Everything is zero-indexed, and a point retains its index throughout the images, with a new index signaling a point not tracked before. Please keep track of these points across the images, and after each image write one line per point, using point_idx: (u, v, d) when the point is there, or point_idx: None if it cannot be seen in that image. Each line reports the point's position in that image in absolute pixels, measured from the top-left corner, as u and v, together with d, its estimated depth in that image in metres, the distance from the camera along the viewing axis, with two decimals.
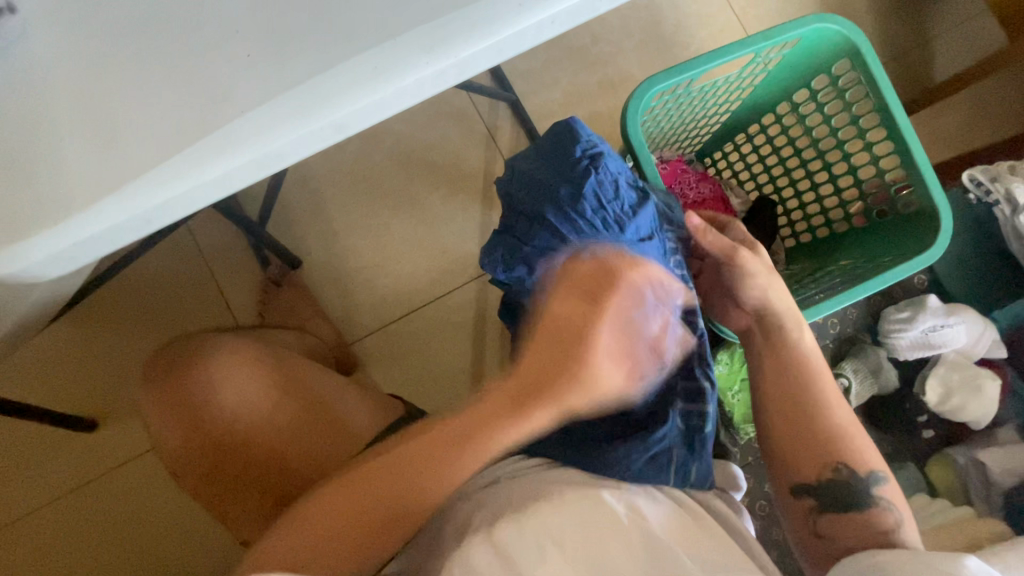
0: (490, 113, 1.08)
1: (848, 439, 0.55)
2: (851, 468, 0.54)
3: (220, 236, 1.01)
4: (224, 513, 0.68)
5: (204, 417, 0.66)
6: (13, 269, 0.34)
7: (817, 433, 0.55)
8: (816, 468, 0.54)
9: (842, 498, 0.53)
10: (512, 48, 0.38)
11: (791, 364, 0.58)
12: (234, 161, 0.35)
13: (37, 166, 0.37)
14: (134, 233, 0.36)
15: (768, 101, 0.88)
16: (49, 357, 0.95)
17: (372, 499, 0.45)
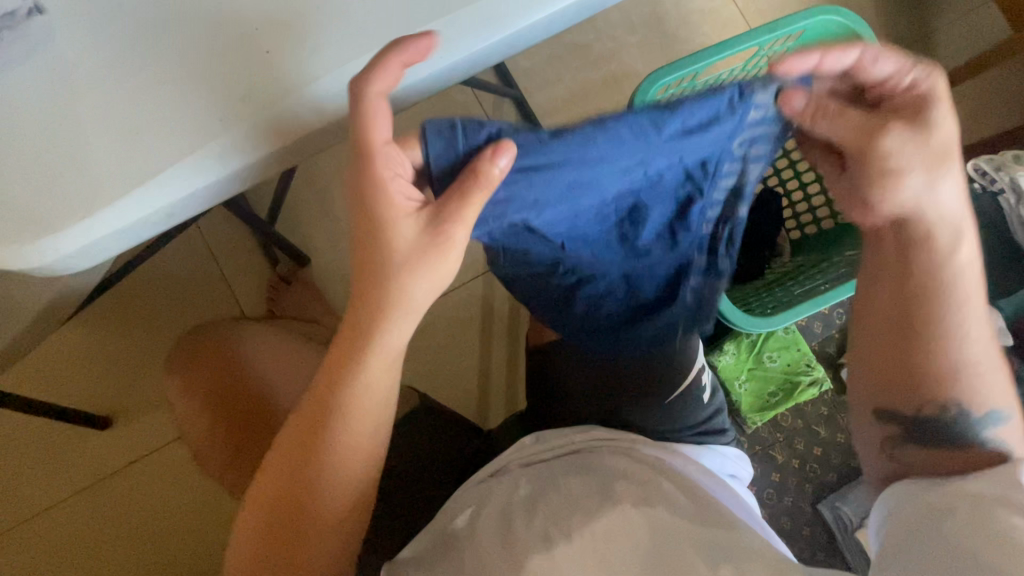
0: (494, 111, 1.09)
1: (971, 370, 0.49)
2: (963, 407, 0.48)
3: (229, 235, 1.02)
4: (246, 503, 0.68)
5: (233, 398, 0.67)
6: (50, 264, 0.37)
7: (931, 363, 0.49)
8: (917, 400, 0.50)
9: (938, 434, 0.49)
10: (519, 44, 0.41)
11: (907, 293, 0.50)
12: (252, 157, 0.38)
13: (61, 162, 0.38)
14: (156, 226, 0.39)
15: None
16: (65, 354, 0.97)
17: (296, 517, 0.47)
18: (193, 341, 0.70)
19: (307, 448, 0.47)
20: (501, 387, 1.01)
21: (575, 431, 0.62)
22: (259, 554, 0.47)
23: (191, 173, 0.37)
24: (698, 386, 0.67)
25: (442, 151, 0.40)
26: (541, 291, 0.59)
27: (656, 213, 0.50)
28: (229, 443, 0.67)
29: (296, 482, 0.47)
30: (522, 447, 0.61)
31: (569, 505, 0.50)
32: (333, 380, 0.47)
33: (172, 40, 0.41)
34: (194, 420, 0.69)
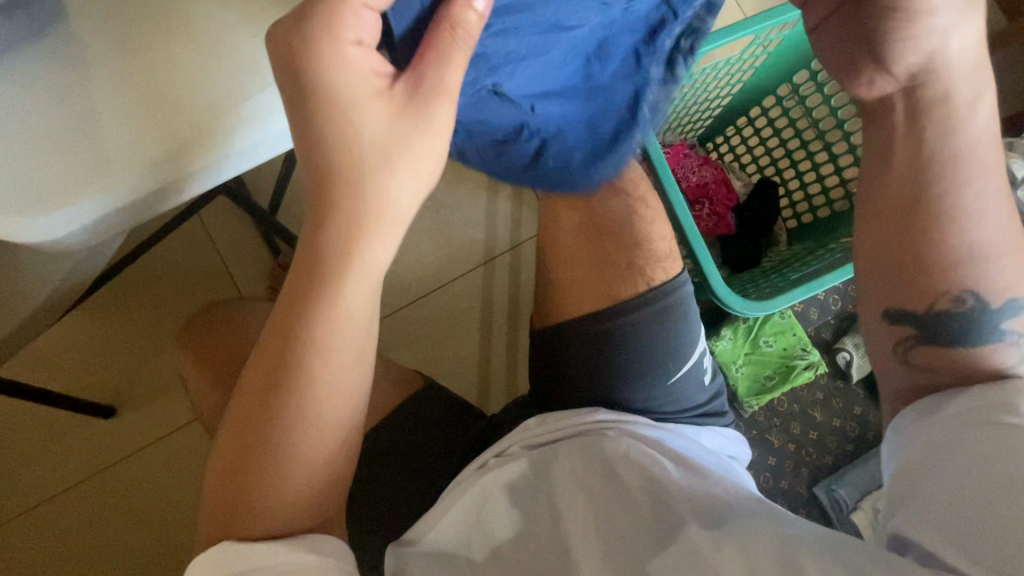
0: None
1: (984, 252, 0.48)
2: (978, 297, 0.48)
3: (232, 225, 1.03)
4: None
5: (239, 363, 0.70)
6: (71, 233, 0.40)
7: (946, 244, 0.48)
8: (932, 291, 0.49)
9: (951, 332, 0.49)
10: None
11: (913, 177, 0.50)
12: (266, 131, 0.42)
13: (59, 138, 0.39)
14: (154, 206, 0.42)
15: (769, 83, 0.91)
16: (69, 343, 0.98)
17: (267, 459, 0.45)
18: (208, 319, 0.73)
19: (275, 382, 0.45)
20: (502, 375, 1.02)
21: (581, 412, 0.61)
22: (218, 495, 0.47)
23: (209, 147, 0.40)
24: (700, 375, 0.68)
25: (405, 7, 0.37)
26: (501, 159, 0.53)
27: (619, 41, 0.46)
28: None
29: (261, 417, 0.46)
30: (526, 429, 0.61)
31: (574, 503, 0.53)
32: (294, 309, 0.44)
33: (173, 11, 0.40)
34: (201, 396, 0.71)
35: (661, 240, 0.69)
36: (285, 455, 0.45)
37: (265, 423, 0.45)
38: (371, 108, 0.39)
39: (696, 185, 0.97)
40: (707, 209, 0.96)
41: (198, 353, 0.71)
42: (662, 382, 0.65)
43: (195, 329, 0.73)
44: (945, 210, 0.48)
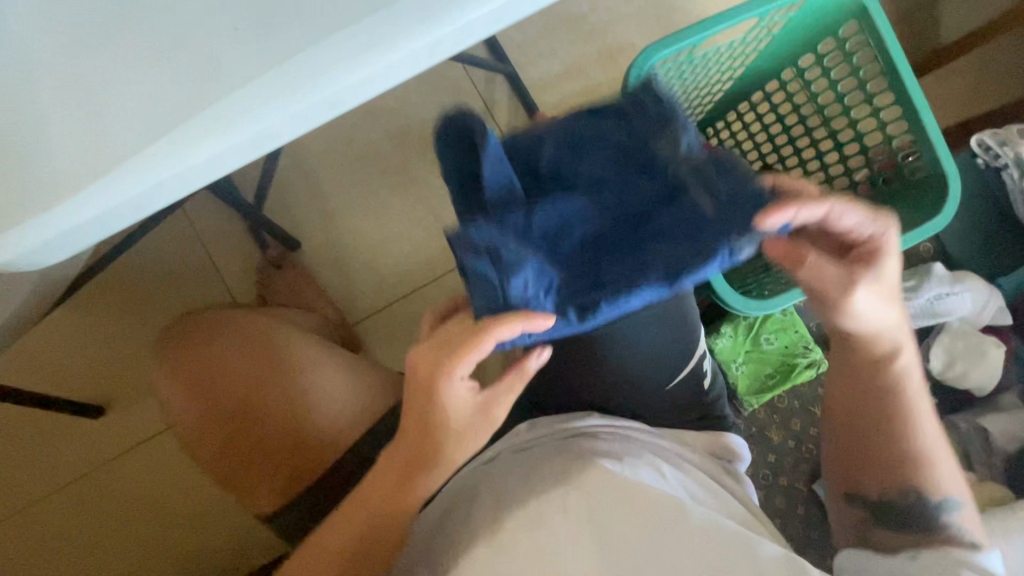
0: (486, 87, 1.08)
1: (933, 460, 0.53)
2: (926, 495, 0.53)
3: (217, 218, 1.00)
4: (239, 489, 0.65)
5: (218, 384, 0.65)
6: (17, 260, 0.35)
7: (894, 456, 0.54)
8: (886, 485, 0.54)
9: (907, 520, 0.53)
10: (511, 16, 0.36)
11: (860, 388, 0.55)
12: (248, 126, 0.34)
13: (29, 148, 0.36)
14: (128, 217, 0.35)
15: (774, 67, 0.86)
16: (54, 341, 0.95)
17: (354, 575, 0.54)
18: (187, 331, 0.69)
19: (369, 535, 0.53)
20: None
21: (574, 418, 0.60)
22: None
23: (158, 165, 0.33)
24: (695, 377, 0.66)
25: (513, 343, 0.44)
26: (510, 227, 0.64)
27: None
28: (222, 432, 0.65)
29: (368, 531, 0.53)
30: (517, 433, 0.60)
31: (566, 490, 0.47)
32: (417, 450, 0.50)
33: (135, 19, 0.37)
34: (182, 408, 0.67)
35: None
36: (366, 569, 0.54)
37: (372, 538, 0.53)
38: (459, 394, 0.47)
39: None
40: None
41: (175, 364, 0.67)
42: (659, 385, 0.63)
43: (175, 335, 0.70)
44: (891, 428, 0.54)
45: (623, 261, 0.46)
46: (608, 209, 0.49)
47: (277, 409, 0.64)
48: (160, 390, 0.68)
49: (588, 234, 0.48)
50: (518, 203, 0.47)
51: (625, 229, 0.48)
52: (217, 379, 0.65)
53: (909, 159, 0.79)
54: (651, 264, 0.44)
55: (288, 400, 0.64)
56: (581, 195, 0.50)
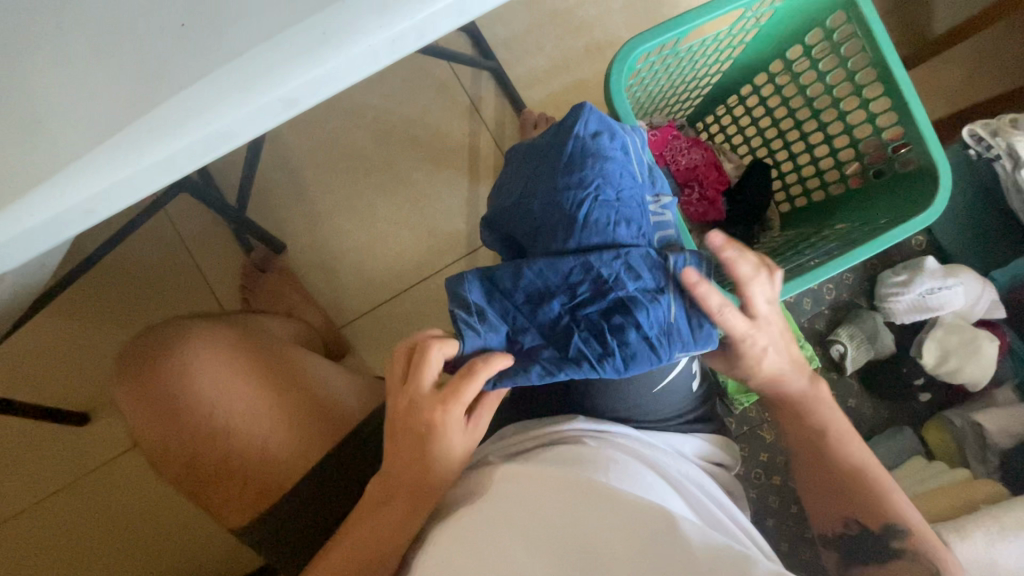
0: (472, 84, 1.07)
1: (882, 495, 0.58)
2: (863, 523, 0.58)
3: (199, 222, 0.98)
4: (208, 507, 0.64)
5: (181, 407, 0.62)
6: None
7: (834, 492, 0.60)
8: (833, 522, 0.61)
9: (863, 551, 0.58)
10: (474, 7, 0.35)
11: (801, 438, 0.62)
12: (200, 125, 0.32)
13: None
14: (77, 223, 0.33)
15: (761, 59, 0.85)
16: (35, 350, 0.93)
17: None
18: (146, 348, 0.65)
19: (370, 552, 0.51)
20: None
21: (559, 422, 0.59)
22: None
23: (106, 167, 0.32)
24: (687, 380, 0.65)
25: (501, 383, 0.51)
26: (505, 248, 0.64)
27: None
28: (188, 451, 0.62)
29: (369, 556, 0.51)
30: (503, 437, 0.61)
31: (540, 501, 0.45)
32: (412, 465, 0.52)
33: (80, 15, 0.35)
34: (146, 428, 0.64)
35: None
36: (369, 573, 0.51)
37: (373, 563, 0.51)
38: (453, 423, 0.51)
39: (685, 168, 0.91)
40: (697, 193, 0.91)
41: (137, 382, 0.64)
42: (649, 389, 0.61)
43: (137, 351, 0.66)
44: (816, 465, 0.61)
45: (595, 336, 0.51)
46: (591, 276, 0.50)
47: (247, 429, 0.63)
48: (121, 412, 0.65)
49: (565, 307, 0.51)
50: (504, 280, 0.51)
51: (600, 306, 0.51)
52: (180, 396, 0.62)
53: (900, 151, 0.76)
54: (613, 349, 0.50)
55: (261, 417, 0.64)
56: (572, 254, 0.51)
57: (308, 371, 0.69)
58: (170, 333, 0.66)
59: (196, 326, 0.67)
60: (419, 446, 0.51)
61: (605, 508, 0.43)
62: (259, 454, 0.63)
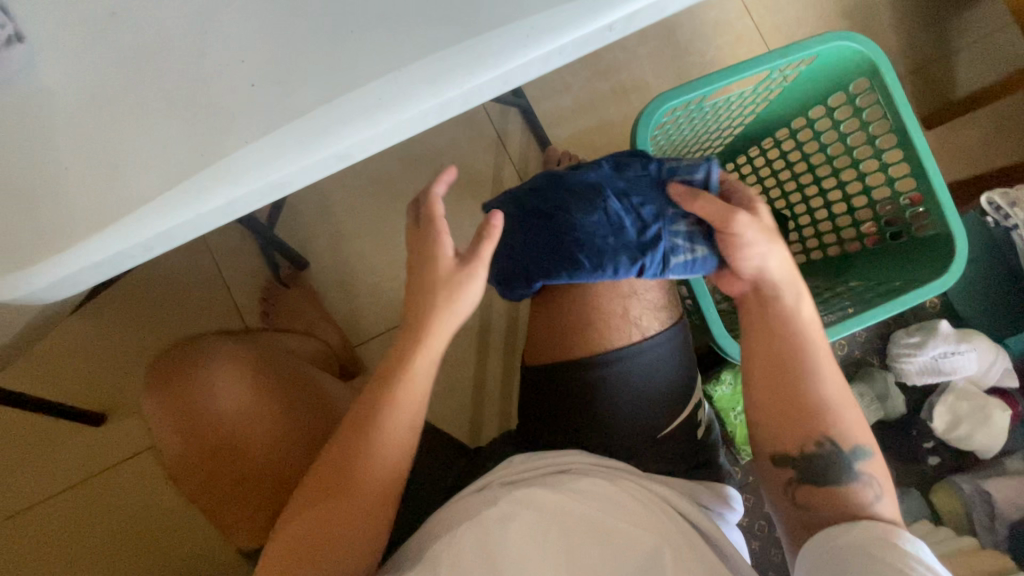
0: (500, 118, 1.10)
1: (840, 416, 0.56)
2: (835, 442, 0.55)
3: (228, 235, 1.02)
4: (221, 520, 0.65)
5: (207, 421, 0.64)
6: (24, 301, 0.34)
7: (806, 408, 0.56)
8: (800, 439, 0.56)
9: (821, 472, 0.55)
10: (517, 78, 0.38)
11: (790, 387, 0.57)
12: (259, 179, 0.35)
13: (42, 190, 0.36)
14: (138, 256, 0.36)
15: (784, 116, 0.87)
16: (56, 349, 0.96)
17: (324, 497, 0.50)
18: (174, 359, 0.68)
19: (347, 469, 0.50)
20: (495, 406, 0.98)
21: (563, 454, 0.61)
22: (304, 513, 0.50)
23: (172, 209, 0.34)
24: (690, 428, 0.66)
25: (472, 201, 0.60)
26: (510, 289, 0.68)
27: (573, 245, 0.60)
28: (207, 464, 0.64)
29: (328, 489, 0.50)
30: (508, 465, 0.60)
31: (527, 516, 0.52)
32: (359, 439, 0.51)
33: (162, 72, 0.38)
34: (168, 437, 0.66)
35: (653, 287, 0.66)
36: (353, 501, 0.50)
37: (334, 504, 0.50)
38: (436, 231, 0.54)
39: None
40: None
41: (162, 396, 0.66)
42: (652, 435, 0.64)
43: (165, 362, 0.68)
44: (796, 385, 0.56)
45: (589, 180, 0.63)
46: None
47: (270, 443, 0.64)
48: (146, 419, 0.67)
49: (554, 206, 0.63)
50: None
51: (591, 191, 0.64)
52: (205, 412, 0.64)
53: (917, 215, 0.78)
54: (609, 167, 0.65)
55: (280, 435, 0.65)
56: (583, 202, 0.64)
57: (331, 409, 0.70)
58: (199, 348, 0.68)
59: (223, 338, 0.70)
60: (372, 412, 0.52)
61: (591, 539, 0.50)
62: (279, 476, 0.64)
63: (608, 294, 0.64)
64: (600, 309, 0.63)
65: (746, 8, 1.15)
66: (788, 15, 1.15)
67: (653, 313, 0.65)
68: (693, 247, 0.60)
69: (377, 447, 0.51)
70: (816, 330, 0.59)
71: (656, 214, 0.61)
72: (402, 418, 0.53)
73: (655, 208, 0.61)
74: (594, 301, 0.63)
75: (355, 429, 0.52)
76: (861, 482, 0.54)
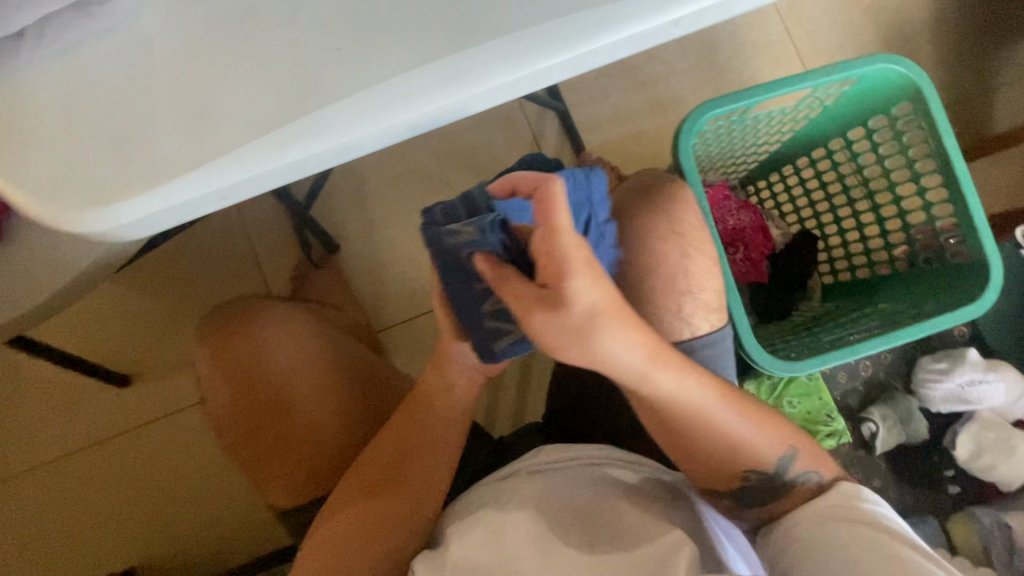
0: (537, 121, 1.12)
1: (749, 445, 0.55)
2: (760, 470, 0.56)
3: (264, 213, 1.04)
4: (258, 478, 0.69)
5: (259, 378, 0.69)
6: (102, 233, 0.36)
7: (715, 458, 0.55)
8: (724, 479, 0.56)
9: (758, 493, 0.56)
10: (585, 65, 0.40)
11: (685, 450, 0.56)
12: (341, 140, 0.37)
13: (131, 127, 0.37)
14: (217, 202, 0.38)
15: (822, 135, 0.88)
16: (94, 309, 0.99)
17: (374, 488, 0.59)
18: (228, 320, 0.72)
19: (403, 464, 0.60)
20: (511, 402, 0.98)
21: (586, 446, 0.59)
22: (361, 500, 0.59)
23: (255, 160, 0.36)
24: None
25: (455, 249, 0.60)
26: None
27: None
28: (254, 421, 0.68)
29: (382, 478, 0.60)
30: (534, 454, 0.59)
31: (553, 516, 0.53)
32: (417, 436, 0.62)
33: (257, 23, 0.39)
34: (219, 391, 0.70)
35: (704, 289, 0.63)
36: (407, 492, 0.59)
37: (388, 488, 0.59)
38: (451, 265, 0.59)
39: (732, 229, 0.92)
40: (742, 254, 0.92)
41: (217, 352, 0.71)
42: None
43: (218, 323, 0.73)
44: (699, 451, 0.56)
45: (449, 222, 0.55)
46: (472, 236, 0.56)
47: (311, 407, 0.68)
48: (199, 374, 0.72)
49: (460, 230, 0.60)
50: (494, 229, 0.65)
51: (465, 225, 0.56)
52: (260, 369, 0.69)
53: (951, 242, 0.78)
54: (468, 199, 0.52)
55: (321, 400, 0.68)
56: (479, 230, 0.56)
57: (368, 381, 0.72)
58: (255, 312, 0.73)
59: (275, 304, 0.75)
60: (424, 417, 0.63)
61: (619, 536, 0.51)
62: (316, 438, 0.67)
63: (665, 291, 0.62)
64: (655, 305, 0.62)
65: (788, 31, 1.17)
66: (829, 41, 1.17)
67: (707, 312, 0.64)
68: (511, 327, 0.54)
69: (429, 446, 0.62)
70: (700, 397, 0.53)
71: (470, 296, 0.55)
72: (451, 408, 0.64)
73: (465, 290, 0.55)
74: (652, 297, 0.62)
75: (412, 428, 0.62)
76: (799, 481, 0.56)
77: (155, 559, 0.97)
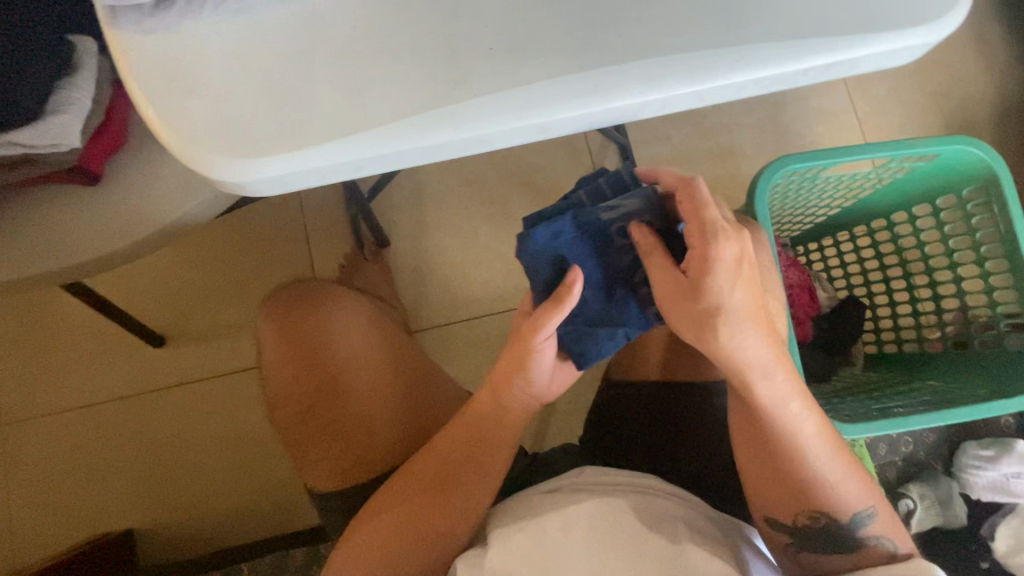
0: (599, 151, 1.15)
1: (829, 485, 0.55)
2: (831, 517, 0.56)
3: (323, 199, 1.07)
4: (299, 454, 0.69)
5: (321, 354, 0.70)
6: (241, 183, 0.38)
7: (796, 488, 0.56)
8: (794, 512, 0.57)
9: (821, 540, 0.56)
10: (711, 97, 0.42)
11: (771, 470, 0.57)
12: (480, 131, 0.39)
13: (282, 86, 0.38)
14: (346, 171, 0.40)
15: (886, 206, 0.89)
16: (143, 266, 1.01)
17: (417, 484, 0.59)
18: (295, 296, 0.74)
19: (454, 466, 0.59)
20: (536, 422, 0.98)
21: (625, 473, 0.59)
22: (408, 494, 0.59)
23: (396, 137, 0.38)
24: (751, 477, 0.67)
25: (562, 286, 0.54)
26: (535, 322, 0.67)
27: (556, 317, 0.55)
28: (305, 396, 0.69)
29: (428, 477, 0.59)
30: (579, 472, 0.59)
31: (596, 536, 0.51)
32: (471, 440, 0.60)
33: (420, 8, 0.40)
34: (276, 361, 0.72)
35: None
36: (451, 494, 0.58)
37: (436, 486, 0.58)
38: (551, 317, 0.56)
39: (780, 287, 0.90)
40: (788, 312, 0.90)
41: (280, 324, 0.72)
42: (719, 469, 0.67)
43: (285, 298, 0.75)
44: (787, 476, 0.56)
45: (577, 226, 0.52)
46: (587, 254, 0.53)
47: (364, 390, 0.69)
48: (257, 342, 0.73)
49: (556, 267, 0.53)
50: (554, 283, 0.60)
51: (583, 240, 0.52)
52: (322, 346, 0.71)
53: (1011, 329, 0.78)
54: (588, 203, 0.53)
55: (375, 385, 0.70)
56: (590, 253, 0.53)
57: (418, 377, 0.73)
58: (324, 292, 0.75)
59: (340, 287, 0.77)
60: (480, 422, 0.61)
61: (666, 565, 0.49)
62: (362, 424, 0.68)
63: None
64: None
65: (853, 102, 1.19)
66: (892, 118, 1.19)
67: None
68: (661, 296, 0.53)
69: (483, 451, 0.60)
70: (804, 425, 0.54)
71: (615, 269, 0.53)
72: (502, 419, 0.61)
73: (606, 266, 0.53)
74: None
75: (464, 431, 0.61)
76: (870, 544, 0.55)
77: (155, 523, 0.97)
